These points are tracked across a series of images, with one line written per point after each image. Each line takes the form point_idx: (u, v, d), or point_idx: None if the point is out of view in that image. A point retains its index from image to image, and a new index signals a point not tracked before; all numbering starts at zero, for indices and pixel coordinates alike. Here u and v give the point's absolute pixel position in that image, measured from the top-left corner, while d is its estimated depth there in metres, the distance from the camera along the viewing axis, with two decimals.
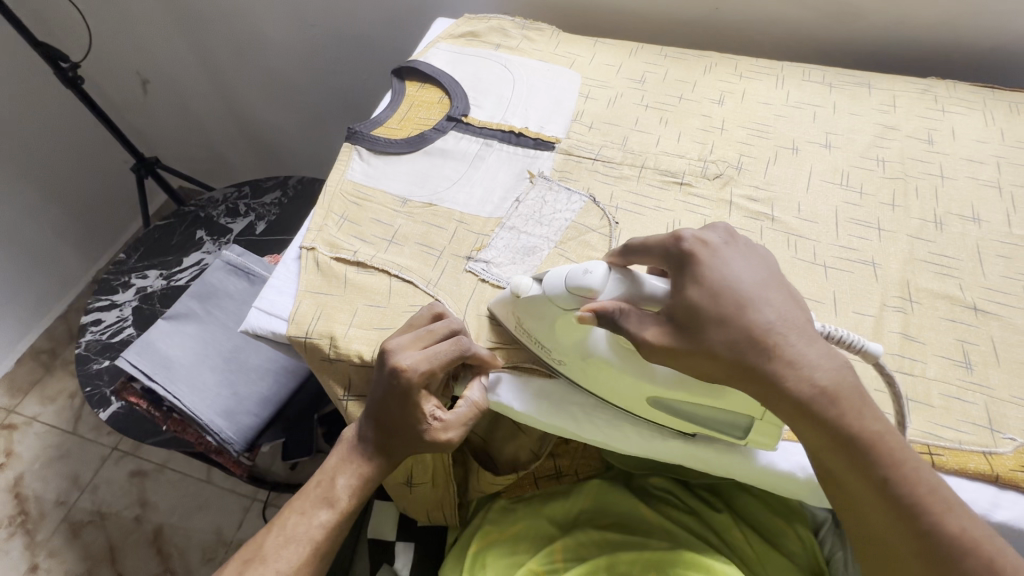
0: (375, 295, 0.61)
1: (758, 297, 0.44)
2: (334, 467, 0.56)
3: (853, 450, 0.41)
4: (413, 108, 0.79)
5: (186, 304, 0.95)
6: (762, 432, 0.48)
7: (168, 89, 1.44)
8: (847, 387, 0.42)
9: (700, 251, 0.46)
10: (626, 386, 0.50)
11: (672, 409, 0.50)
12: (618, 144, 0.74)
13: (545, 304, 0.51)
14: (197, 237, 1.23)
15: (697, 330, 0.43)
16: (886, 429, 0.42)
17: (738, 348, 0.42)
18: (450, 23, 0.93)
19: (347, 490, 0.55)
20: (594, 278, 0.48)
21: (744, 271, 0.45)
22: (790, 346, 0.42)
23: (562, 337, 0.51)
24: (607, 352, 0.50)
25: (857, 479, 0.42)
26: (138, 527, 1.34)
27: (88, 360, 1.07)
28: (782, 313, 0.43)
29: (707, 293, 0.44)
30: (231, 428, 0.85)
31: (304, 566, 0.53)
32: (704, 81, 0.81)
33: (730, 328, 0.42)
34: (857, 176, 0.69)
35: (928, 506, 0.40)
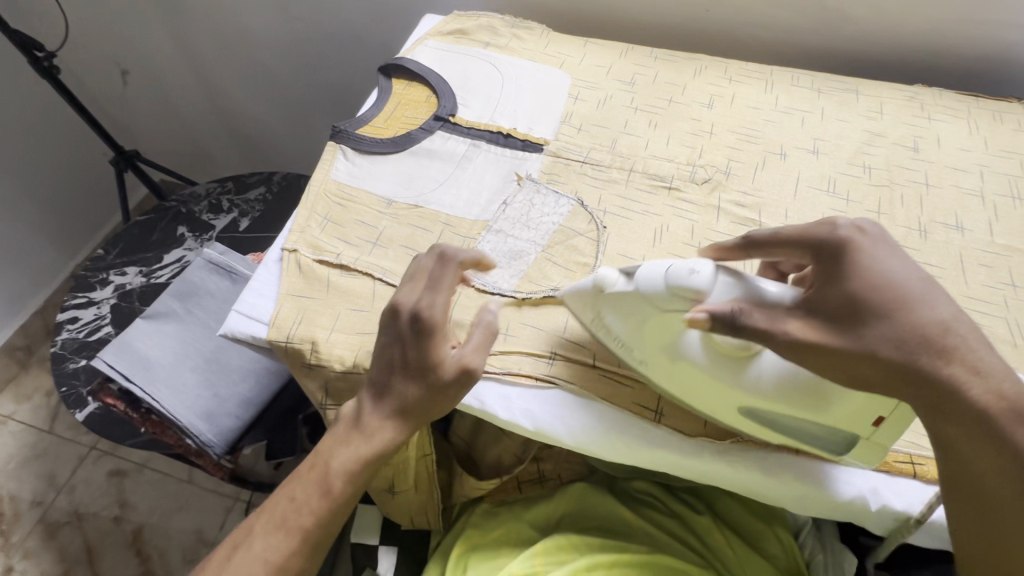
0: (358, 298, 0.60)
1: (925, 295, 0.43)
2: (329, 448, 0.51)
3: (1012, 460, 0.41)
4: (400, 107, 0.78)
5: (166, 303, 0.93)
6: (863, 449, 0.48)
7: (148, 80, 1.40)
8: (1013, 396, 0.41)
9: (860, 246, 0.45)
10: (717, 392, 0.48)
11: (762, 418, 0.48)
12: (607, 147, 0.73)
13: (641, 303, 0.48)
14: (178, 233, 1.20)
15: (862, 327, 0.42)
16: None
17: (907, 352, 0.41)
18: (438, 20, 0.91)
19: (342, 473, 0.50)
20: (702, 279, 0.45)
21: (907, 269, 0.44)
22: (966, 353, 0.41)
23: (652, 335, 0.49)
24: (700, 355, 0.48)
25: (993, 484, 0.41)
26: (117, 528, 1.32)
27: (64, 359, 1.04)
28: (948, 315, 0.42)
29: (874, 290, 0.43)
30: (211, 430, 0.83)
31: (292, 556, 0.50)
32: (694, 84, 0.81)
33: (899, 328, 0.42)
34: (843, 183, 0.69)
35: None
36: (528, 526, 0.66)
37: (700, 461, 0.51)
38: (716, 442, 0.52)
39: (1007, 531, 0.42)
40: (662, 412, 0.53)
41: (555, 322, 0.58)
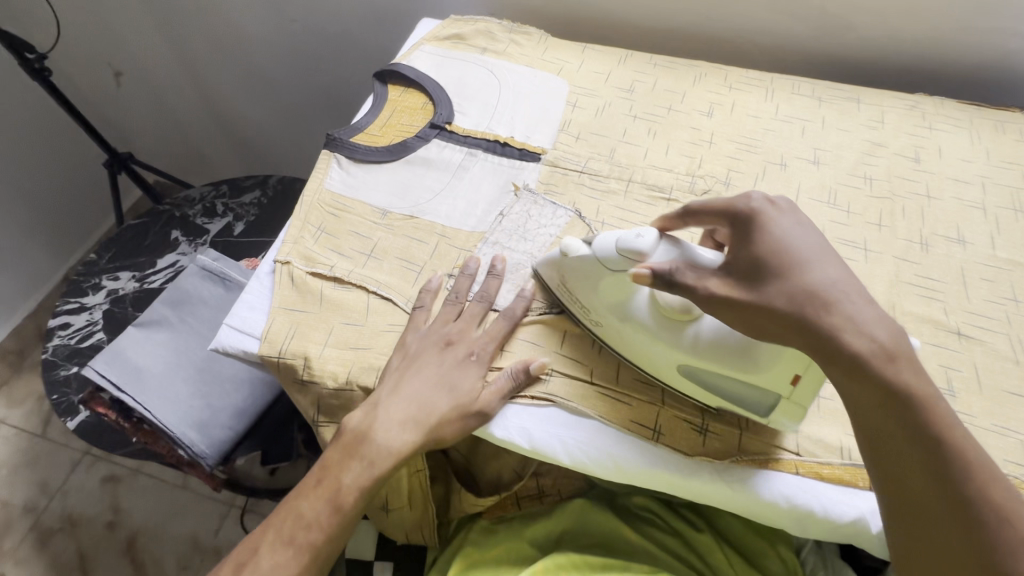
0: (352, 312, 0.59)
1: (817, 259, 0.44)
2: (335, 466, 0.52)
3: (901, 413, 0.40)
4: (396, 114, 0.77)
5: (158, 311, 0.91)
6: (785, 414, 0.49)
7: (142, 81, 1.38)
8: (905, 349, 0.41)
9: (767, 213, 0.47)
10: (658, 351, 0.51)
11: (700, 378, 0.51)
12: (605, 156, 0.72)
13: (594, 267, 0.52)
14: (172, 237, 1.19)
15: (759, 282, 0.44)
16: (934, 392, 0.40)
17: (797, 303, 0.42)
18: (435, 25, 0.90)
19: (349, 492, 0.51)
20: (648, 242, 0.49)
21: (811, 236, 0.46)
22: (852, 306, 0.42)
23: (606, 297, 0.53)
24: (647, 315, 0.51)
25: (899, 439, 0.40)
26: (110, 534, 1.31)
27: (55, 366, 1.03)
28: (843, 276, 0.44)
29: (769, 251, 0.45)
30: (203, 441, 0.82)
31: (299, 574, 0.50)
32: (694, 92, 0.80)
33: (790, 281, 0.43)
34: (845, 195, 0.69)
35: (968, 470, 0.38)
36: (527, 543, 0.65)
37: (695, 477, 0.50)
38: (714, 462, 0.51)
39: (922, 490, 0.39)
40: (661, 431, 0.52)
41: (552, 340, 0.57)
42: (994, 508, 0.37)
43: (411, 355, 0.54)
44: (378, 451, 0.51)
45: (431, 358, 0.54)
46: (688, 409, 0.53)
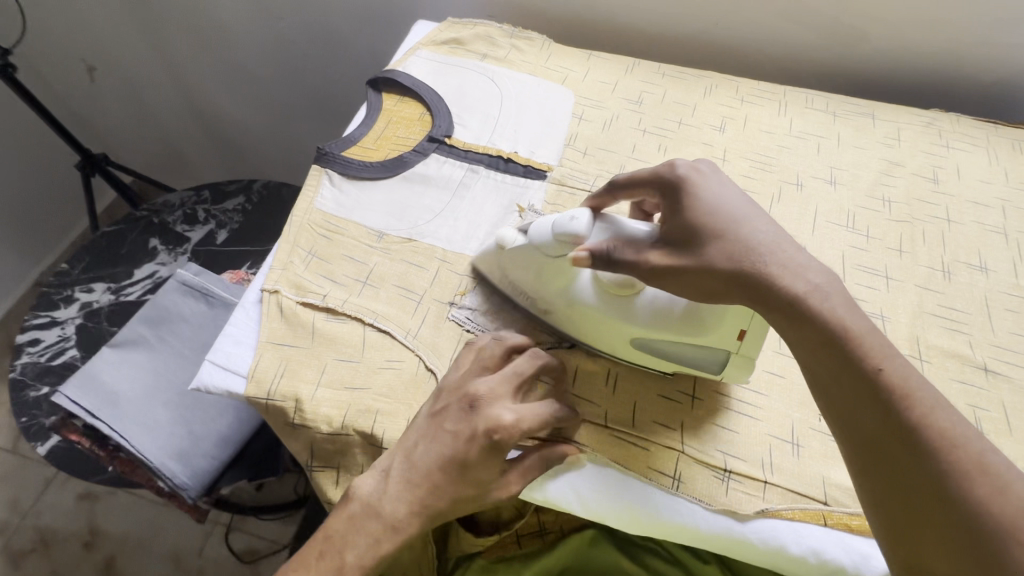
0: (347, 347, 0.54)
1: (749, 215, 0.44)
2: (341, 539, 0.46)
3: (841, 350, 0.39)
4: (391, 125, 0.72)
5: (134, 330, 0.86)
6: (734, 366, 0.50)
7: (117, 77, 1.31)
8: (837, 292, 0.41)
9: (693, 178, 0.46)
10: (608, 328, 0.51)
11: (651, 348, 0.51)
12: (614, 174, 0.69)
13: (534, 253, 0.54)
14: (151, 246, 1.13)
15: (698, 244, 0.44)
16: (871, 330, 0.39)
17: (735, 259, 0.42)
18: (431, 27, 0.85)
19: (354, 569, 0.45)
20: (579, 223, 0.50)
21: (742, 190, 0.46)
22: (785, 255, 0.42)
23: (550, 283, 0.53)
24: (592, 296, 0.52)
25: (844, 382, 0.39)
26: (87, 555, 1.25)
27: (24, 386, 0.97)
28: (774, 227, 0.44)
29: (702, 213, 0.44)
30: (185, 471, 0.77)
31: None
32: (705, 105, 0.76)
33: (727, 241, 0.43)
34: (863, 218, 0.66)
35: (913, 402, 0.37)
36: None
37: (719, 534, 0.47)
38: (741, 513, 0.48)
39: (874, 430, 0.37)
40: (681, 479, 0.49)
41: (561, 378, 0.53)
42: (947, 438, 0.35)
43: (436, 424, 0.45)
44: (388, 532, 0.45)
45: (458, 438, 0.44)
46: (709, 455, 0.50)
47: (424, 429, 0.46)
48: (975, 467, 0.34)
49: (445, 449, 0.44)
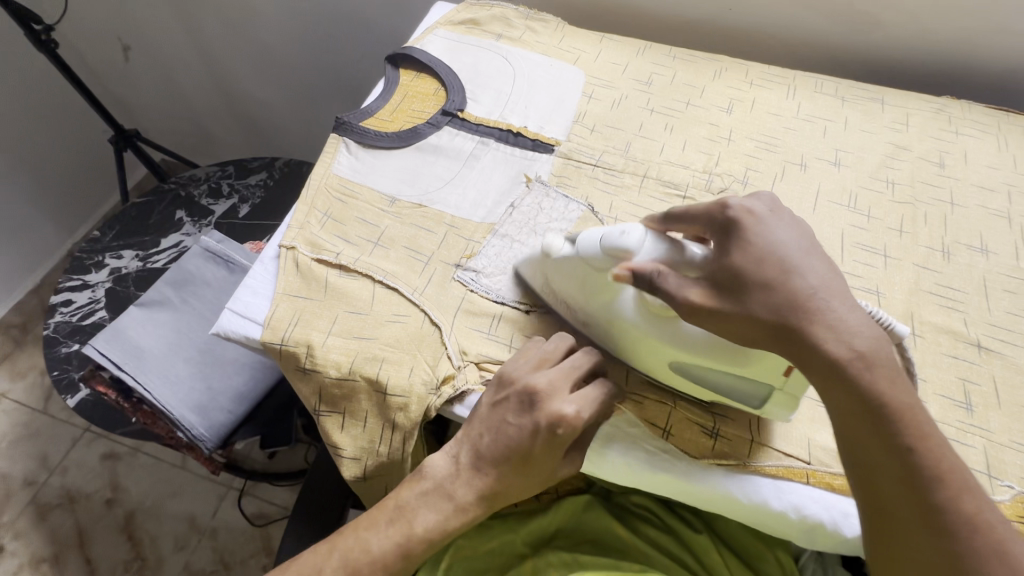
0: (357, 301, 0.57)
1: (803, 263, 0.44)
2: (413, 503, 0.50)
3: (878, 421, 0.40)
4: (406, 99, 0.75)
5: (159, 291, 0.91)
6: (779, 403, 0.48)
7: (149, 57, 1.37)
8: (884, 359, 0.41)
9: (746, 219, 0.46)
10: (650, 349, 0.50)
11: (691, 373, 0.50)
12: (620, 150, 0.70)
13: (579, 266, 0.53)
14: (177, 217, 1.18)
15: (740, 291, 0.43)
16: (912, 403, 0.40)
17: (777, 311, 0.42)
18: (450, 8, 0.88)
19: (425, 535, 0.49)
20: (629, 240, 0.49)
21: (800, 237, 0.45)
22: (831, 315, 0.42)
23: (592, 296, 0.53)
24: (634, 315, 0.50)
25: (880, 451, 0.39)
26: (109, 511, 1.31)
27: (56, 343, 1.02)
28: (826, 281, 0.43)
29: (753, 257, 0.44)
30: (203, 424, 0.81)
31: None
32: (713, 87, 0.78)
33: (774, 290, 0.42)
34: (865, 199, 0.67)
35: (943, 482, 0.38)
36: (523, 540, 0.63)
37: (698, 487, 0.49)
38: (723, 464, 0.50)
39: (894, 499, 0.38)
40: (670, 430, 0.51)
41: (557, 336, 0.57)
42: (971, 520, 0.37)
43: (499, 415, 0.49)
44: (457, 513, 0.49)
45: (522, 428, 0.48)
46: (697, 411, 0.52)
47: (487, 421, 0.49)
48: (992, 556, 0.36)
49: (511, 441, 0.48)
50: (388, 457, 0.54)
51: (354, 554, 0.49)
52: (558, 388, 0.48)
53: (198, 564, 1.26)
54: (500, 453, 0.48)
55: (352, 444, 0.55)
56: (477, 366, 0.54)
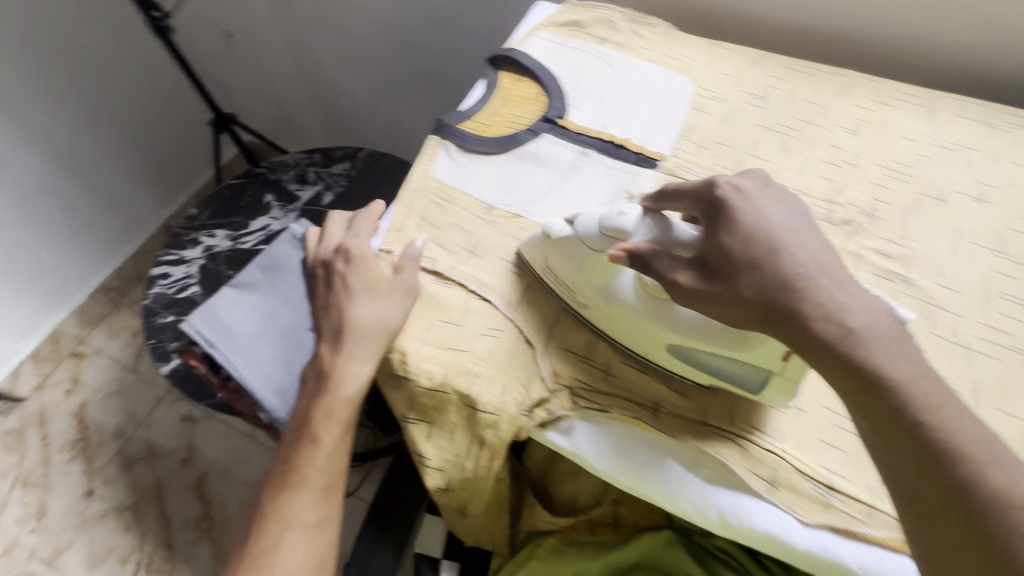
0: (451, 311, 0.57)
1: (792, 241, 0.45)
2: (314, 383, 0.58)
3: (869, 395, 0.40)
4: (506, 103, 0.73)
5: (250, 273, 0.94)
6: (777, 388, 0.48)
7: (249, 43, 1.42)
8: (881, 332, 0.41)
9: (735, 195, 0.47)
10: (645, 331, 0.51)
11: (687, 356, 0.51)
12: (730, 170, 0.66)
13: (577, 247, 0.53)
14: (266, 201, 1.23)
15: (728, 275, 0.44)
16: (918, 374, 0.40)
17: (764, 294, 0.43)
18: (552, 9, 0.85)
19: (337, 394, 0.56)
20: (628, 220, 0.49)
21: (786, 216, 0.46)
22: (822, 293, 0.42)
23: (591, 278, 0.53)
24: (634, 298, 0.51)
25: (891, 429, 0.39)
26: (184, 470, 1.41)
27: (154, 313, 1.09)
28: (815, 260, 0.44)
29: (739, 238, 0.45)
30: (283, 407, 0.84)
31: (337, 459, 0.57)
32: (837, 105, 0.71)
33: (761, 271, 0.43)
34: (1016, 243, 0.59)
35: (962, 453, 0.37)
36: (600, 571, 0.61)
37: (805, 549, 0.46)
38: (839, 529, 0.46)
39: (922, 482, 0.37)
40: (777, 484, 0.48)
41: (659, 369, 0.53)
42: (1001, 494, 0.35)
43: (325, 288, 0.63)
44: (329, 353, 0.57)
45: (331, 278, 0.62)
46: (809, 464, 0.48)
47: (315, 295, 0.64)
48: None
49: (332, 288, 0.61)
50: (474, 470, 0.55)
51: (306, 447, 0.56)
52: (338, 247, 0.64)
53: None
54: (327, 307, 0.61)
55: (438, 454, 0.55)
56: (571, 393, 0.52)
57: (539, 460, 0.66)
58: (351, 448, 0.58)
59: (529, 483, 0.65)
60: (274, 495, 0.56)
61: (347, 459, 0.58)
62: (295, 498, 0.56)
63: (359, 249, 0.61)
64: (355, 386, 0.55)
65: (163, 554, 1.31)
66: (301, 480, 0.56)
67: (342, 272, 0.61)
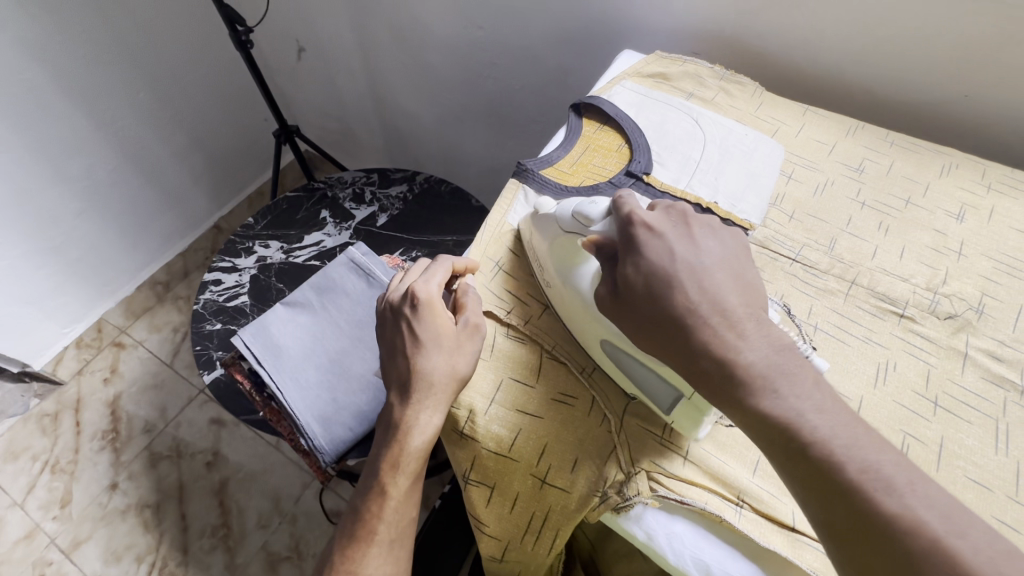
0: (524, 370, 0.54)
1: (691, 277, 0.44)
2: (382, 428, 0.53)
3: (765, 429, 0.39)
4: (589, 153, 0.71)
5: (304, 292, 0.94)
6: (686, 416, 0.48)
7: (320, 60, 1.45)
8: (777, 361, 0.41)
9: (645, 235, 0.46)
10: (587, 324, 0.52)
11: (619, 361, 0.51)
12: (824, 247, 0.62)
13: (552, 228, 0.55)
14: (322, 216, 1.23)
15: (630, 303, 0.45)
16: (809, 407, 0.38)
17: (660, 323, 0.43)
18: (637, 59, 0.84)
19: (408, 444, 0.51)
20: (597, 209, 0.51)
21: (701, 248, 0.46)
22: (715, 326, 0.42)
23: (558, 257, 0.55)
24: (585, 284, 0.52)
25: (785, 457, 0.38)
26: (208, 474, 1.40)
27: (203, 319, 1.10)
28: (715, 296, 0.43)
29: (642, 272, 0.45)
30: (324, 436, 0.82)
31: (409, 511, 0.53)
32: (940, 186, 0.67)
33: (656, 302, 0.44)
34: None
35: (847, 479, 0.36)
36: None
37: None
38: None
39: (821, 506, 0.36)
40: None
41: (743, 463, 0.49)
42: None
43: (385, 329, 0.58)
44: (400, 401, 0.52)
45: (397, 319, 0.56)
46: None
47: (380, 336, 0.59)
48: (990, 530, 0.33)
49: (396, 330, 0.56)
50: (531, 547, 0.52)
51: (374, 500, 0.52)
52: (407, 286, 0.58)
53: (275, 546, 1.31)
54: (393, 352, 0.56)
55: (495, 521, 0.52)
56: (648, 477, 0.48)
57: (589, 537, 0.71)
58: (419, 499, 0.54)
59: (579, 558, 0.69)
60: (342, 548, 0.52)
61: (416, 509, 0.54)
62: (363, 552, 0.51)
63: (427, 291, 0.55)
64: (425, 439, 0.51)
65: (177, 559, 1.29)
66: (370, 532, 0.52)
67: (409, 316, 0.55)
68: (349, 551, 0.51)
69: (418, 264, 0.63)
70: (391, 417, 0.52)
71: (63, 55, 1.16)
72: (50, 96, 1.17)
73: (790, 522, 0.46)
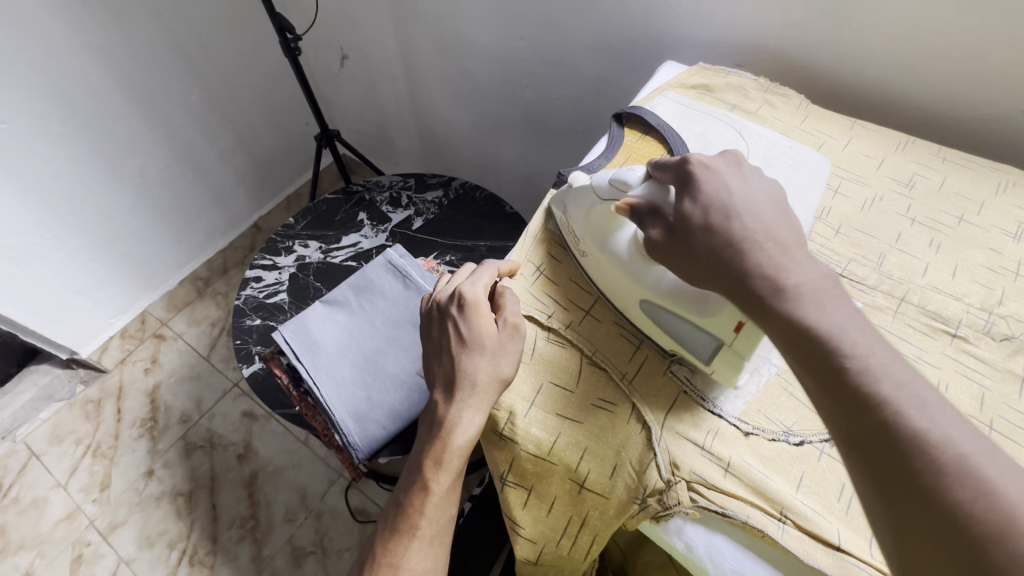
0: (562, 372, 0.54)
1: (756, 210, 0.46)
2: (427, 425, 0.55)
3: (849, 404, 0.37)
4: (630, 161, 0.72)
5: (342, 291, 0.97)
6: (726, 364, 0.50)
7: (363, 67, 1.49)
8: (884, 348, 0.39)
9: (701, 172, 0.48)
10: (624, 284, 0.55)
11: (657, 317, 0.54)
12: (872, 263, 0.61)
13: (588, 195, 0.58)
14: (359, 219, 1.26)
15: (687, 235, 0.46)
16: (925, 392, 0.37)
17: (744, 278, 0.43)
18: (679, 71, 0.85)
19: (450, 442, 0.52)
20: (635, 175, 0.53)
21: (752, 187, 0.48)
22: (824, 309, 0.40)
23: (595, 225, 0.57)
24: (623, 248, 0.55)
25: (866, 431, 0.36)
26: (239, 466, 1.44)
27: (243, 314, 1.14)
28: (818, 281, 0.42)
29: (701, 204, 0.46)
30: (358, 433, 0.84)
31: (449, 506, 0.54)
32: (995, 204, 0.65)
33: (715, 231, 0.45)
34: None
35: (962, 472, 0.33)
36: None
37: None
38: None
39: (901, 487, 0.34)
40: None
41: (787, 479, 0.48)
42: None
43: (433, 330, 0.59)
44: (446, 398, 0.53)
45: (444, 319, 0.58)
46: None
47: (426, 335, 0.60)
48: None
49: (443, 329, 0.57)
50: (568, 550, 0.52)
51: (416, 494, 0.53)
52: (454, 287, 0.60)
53: (301, 541, 1.34)
54: (438, 349, 0.57)
55: (533, 524, 0.52)
56: (689, 487, 0.48)
57: (620, 548, 0.71)
58: (458, 496, 0.55)
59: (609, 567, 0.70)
60: (384, 542, 0.53)
61: (455, 507, 0.55)
62: (405, 545, 0.52)
63: (473, 291, 0.56)
64: (468, 437, 0.51)
65: (207, 547, 1.33)
66: (412, 527, 0.53)
67: (456, 316, 0.56)
68: (393, 544, 0.52)
69: (466, 266, 0.64)
70: (435, 414, 0.54)
71: (125, 61, 1.22)
72: (110, 97, 1.24)
73: (836, 542, 0.45)
